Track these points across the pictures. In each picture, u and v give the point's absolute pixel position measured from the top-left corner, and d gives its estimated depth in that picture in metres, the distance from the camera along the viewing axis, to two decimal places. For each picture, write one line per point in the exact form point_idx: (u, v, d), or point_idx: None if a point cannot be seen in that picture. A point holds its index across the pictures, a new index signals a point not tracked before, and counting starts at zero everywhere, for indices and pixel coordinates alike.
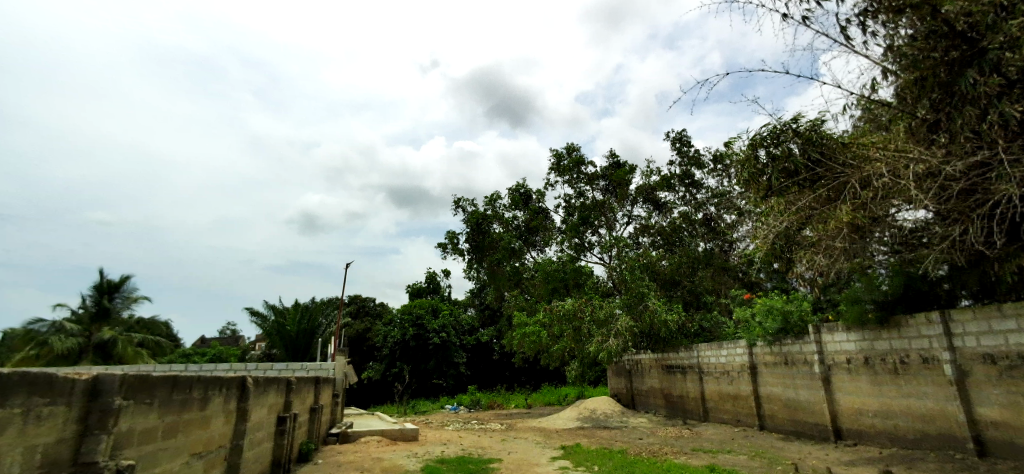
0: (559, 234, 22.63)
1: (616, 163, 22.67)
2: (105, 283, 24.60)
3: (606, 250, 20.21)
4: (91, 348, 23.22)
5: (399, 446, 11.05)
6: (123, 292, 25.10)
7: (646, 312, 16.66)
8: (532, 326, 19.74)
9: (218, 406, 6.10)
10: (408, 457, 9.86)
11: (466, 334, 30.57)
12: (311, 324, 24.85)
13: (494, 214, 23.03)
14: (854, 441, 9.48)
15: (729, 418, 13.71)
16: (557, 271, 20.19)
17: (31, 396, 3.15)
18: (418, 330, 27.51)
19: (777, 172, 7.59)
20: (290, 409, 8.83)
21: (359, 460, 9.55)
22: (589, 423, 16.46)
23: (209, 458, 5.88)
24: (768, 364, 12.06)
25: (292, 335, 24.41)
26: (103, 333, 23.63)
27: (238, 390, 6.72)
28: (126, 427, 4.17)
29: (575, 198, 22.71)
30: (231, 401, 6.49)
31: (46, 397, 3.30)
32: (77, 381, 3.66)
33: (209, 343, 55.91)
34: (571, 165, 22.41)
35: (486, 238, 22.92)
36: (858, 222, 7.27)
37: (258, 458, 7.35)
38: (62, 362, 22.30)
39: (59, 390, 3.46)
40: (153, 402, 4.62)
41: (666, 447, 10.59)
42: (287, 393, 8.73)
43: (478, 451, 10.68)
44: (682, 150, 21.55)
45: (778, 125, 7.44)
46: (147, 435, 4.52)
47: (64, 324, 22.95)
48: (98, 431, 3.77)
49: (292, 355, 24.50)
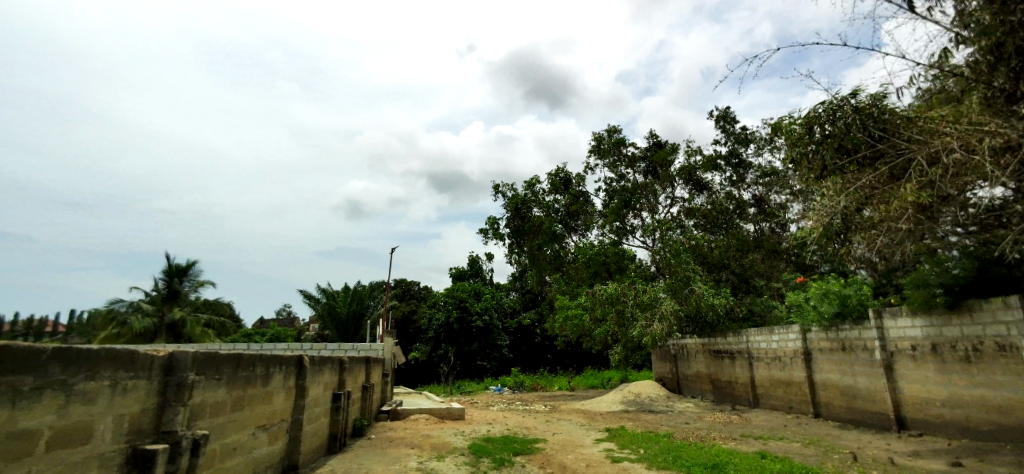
0: (600, 219, 22.37)
1: (657, 143, 22.05)
2: (173, 267, 26.32)
3: (648, 233, 19.77)
4: (163, 327, 25.01)
5: (447, 425, 11.39)
6: (190, 276, 26.82)
7: (691, 297, 16.48)
8: (574, 309, 19.71)
9: (279, 382, 6.47)
10: (455, 435, 10.15)
11: (508, 317, 30.94)
12: (359, 306, 25.82)
13: (535, 198, 22.81)
14: (919, 431, 8.99)
15: (781, 404, 13.28)
16: (598, 255, 19.98)
17: (116, 371, 3.45)
18: (461, 312, 27.96)
19: (831, 150, 7.15)
20: (344, 387, 9.22)
21: (409, 436, 9.91)
22: (633, 406, 16.37)
23: (273, 431, 6.28)
24: (824, 350, 11.57)
25: (342, 317, 25.39)
26: (174, 313, 25.33)
27: (296, 370, 7.10)
28: (199, 400, 4.50)
29: (616, 182, 22.25)
30: (290, 378, 6.87)
31: (129, 371, 3.60)
32: (156, 357, 3.96)
33: (267, 323, 59.01)
34: (611, 147, 21.97)
35: (527, 223, 22.67)
36: (925, 202, 6.78)
37: (316, 433, 7.80)
38: (140, 339, 24.23)
39: (141, 366, 3.75)
40: (221, 378, 4.95)
41: (714, 432, 10.39)
42: (341, 371, 9.13)
43: (523, 431, 10.85)
44: (728, 128, 20.67)
45: (835, 100, 6.96)
46: (218, 407, 4.87)
47: (140, 304, 24.84)
48: (176, 403, 4.08)
49: (342, 336, 25.53)
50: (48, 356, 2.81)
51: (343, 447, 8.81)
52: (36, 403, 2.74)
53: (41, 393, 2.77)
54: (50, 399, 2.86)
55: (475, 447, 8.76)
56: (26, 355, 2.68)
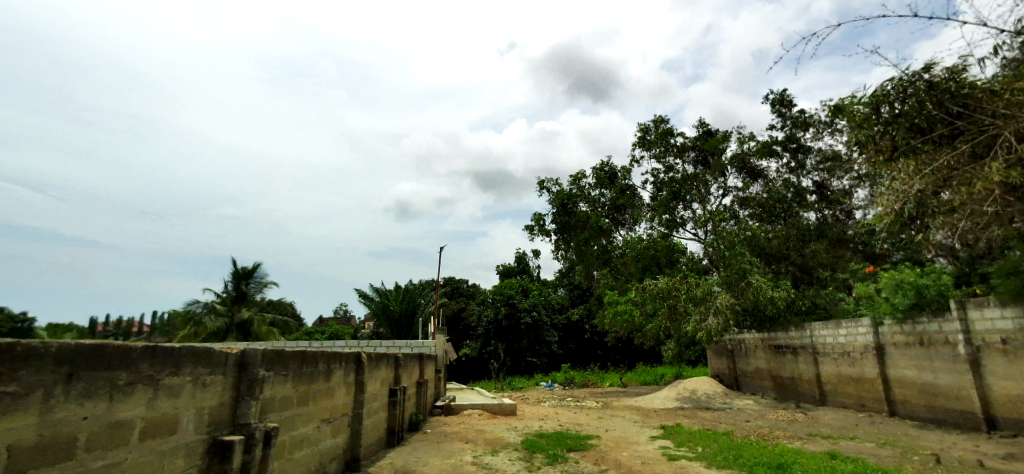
0: (648, 211, 21.86)
1: (707, 131, 21.26)
2: (241, 270, 28.01)
3: (699, 225, 19.12)
4: (234, 327, 26.70)
5: (499, 420, 11.51)
6: (255, 278, 28.45)
7: (749, 289, 15.81)
8: (624, 305, 19.37)
9: (340, 378, 6.75)
10: (508, 430, 10.25)
11: (557, 313, 30.87)
12: (411, 304, 26.52)
13: (580, 193, 22.50)
14: (1013, 433, 8.21)
15: (851, 402, 12.52)
16: (647, 249, 19.49)
17: (196, 366, 3.72)
18: (509, 309, 28.07)
19: (902, 130, 6.68)
20: (399, 382, 9.50)
21: (463, 431, 10.10)
22: (689, 403, 15.92)
23: (336, 424, 6.56)
24: (899, 344, 10.79)
25: (395, 315, 26.14)
26: (242, 313, 26.99)
27: (355, 366, 7.38)
28: (269, 394, 4.78)
29: (664, 173, 21.63)
30: (349, 374, 7.15)
31: (207, 366, 3.86)
32: (230, 354, 4.22)
33: (326, 322, 61.75)
34: (658, 138, 21.39)
35: (573, 218, 22.38)
36: (1014, 182, 6.17)
37: (375, 426, 8.09)
38: (213, 338, 26.02)
39: (218, 362, 4.02)
40: (288, 373, 5.22)
41: (778, 431, 9.94)
42: (396, 367, 9.40)
43: (576, 428, 10.80)
44: (784, 112, 19.63)
45: (905, 76, 6.42)
46: (286, 401, 5.15)
47: (213, 305, 26.64)
48: (249, 397, 4.33)
49: (396, 333, 26.31)
50: (138, 354, 3.05)
51: (400, 440, 9.10)
52: (129, 396, 2.99)
53: (133, 387, 3.02)
54: (142, 393, 3.11)
55: (528, 443, 8.80)
56: (119, 353, 2.92)
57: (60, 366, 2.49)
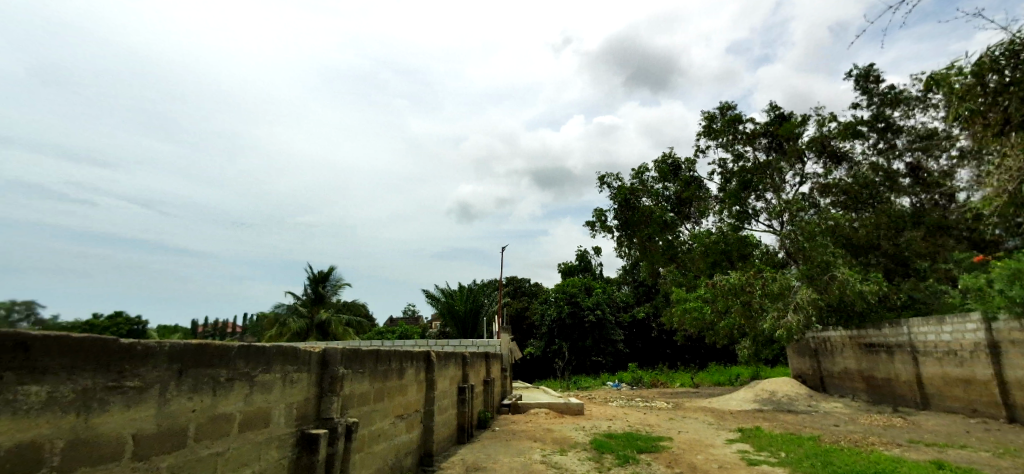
0: (715, 204, 20.89)
1: (780, 115, 19.97)
2: (317, 273, 29.77)
3: (774, 216, 17.98)
4: (314, 327, 28.46)
5: (566, 419, 11.45)
6: (331, 280, 30.13)
7: (833, 283, 14.67)
8: (693, 302, 18.62)
9: (412, 376, 7.00)
10: (576, 430, 10.17)
11: (622, 311, 30.27)
12: (475, 304, 27.02)
13: (642, 187, 21.74)
14: None
15: (960, 407, 11.27)
16: (717, 243, 18.55)
17: (284, 364, 3.99)
18: (573, 307, 27.82)
19: (1015, 100, 5.92)
20: (467, 380, 9.69)
21: (531, 429, 10.15)
22: (769, 405, 15.03)
23: (409, 420, 6.81)
24: (1017, 342, 9.58)
25: (461, 314, 26.74)
26: (321, 314, 28.70)
27: (425, 364, 7.63)
28: (349, 391, 5.04)
29: (733, 162, 20.52)
30: (420, 372, 7.39)
31: (294, 364, 4.13)
32: (313, 353, 4.50)
33: (396, 322, 64.47)
34: (725, 126, 20.34)
35: (636, 213, 21.40)
36: None
37: (446, 423, 8.32)
38: (296, 337, 27.90)
39: (302, 360, 4.29)
40: (365, 371, 5.48)
41: (873, 437, 9.14)
42: (464, 366, 9.61)
43: (646, 429, 10.51)
44: (871, 89, 17.98)
45: (1018, 40, 5.60)
46: (364, 397, 5.42)
47: (295, 307, 28.55)
48: (330, 393, 4.60)
49: (462, 332, 26.91)
50: (235, 353, 3.32)
51: (470, 437, 9.31)
52: (229, 391, 3.27)
53: (232, 383, 3.29)
54: (239, 388, 3.39)
55: (598, 443, 8.68)
56: (219, 351, 3.19)
57: (171, 363, 2.75)
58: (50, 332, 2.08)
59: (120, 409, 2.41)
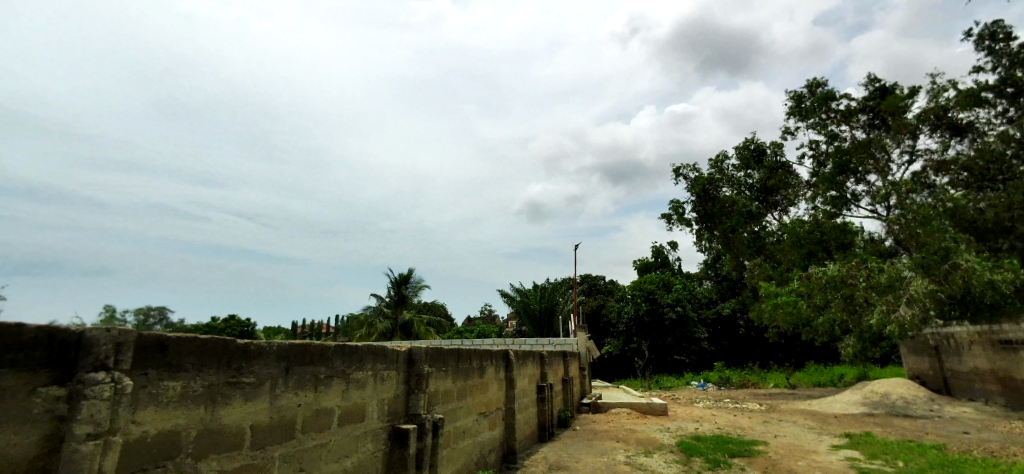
0: (807, 190, 19.27)
1: (882, 89, 18.01)
2: (399, 276, 31.19)
3: (878, 200, 16.23)
4: (398, 327, 29.95)
5: (650, 420, 11.10)
6: (412, 283, 31.45)
7: (956, 272, 12.91)
8: (786, 297, 17.32)
9: (492, 374, 7.13)
10: (661, 431, 9.82)
11: (705, 308, 28.86)
12: (550, 303, 27.00)
13: (722, 176, 20.55)
14: None
15: None
16: (812, 232, 17.05)
17: (375, 363, 4.22)
18: (651, 304, 26.91)
19: None
20: (546, 379, 9.69)
21: (613, 430, 9.95)
22: (880, 409, 13.60)
23: (492, 417, 6.95)
24: None
25: (536, 313, 26.83)
26: (404, 315, 30.12)
27: (504, 363, 7.73)
28: (434, 388, 5.24)
29: (828, 144, 18.80)
30: (500, 371, 7.51)
31: (383, 362, 4.36)
32: (400, 352, 4.71)
33: (474, 321, 66.12)
34: (816, 105, 18.68)
35: (717, 204, 20.28)
36: None
37: (528, 421, 8.40)
38: (383, 338, 29.53)
39: (391, 359, 4.51)
40: (447, 369, 5.64)
41: (1015, 447, 7.95)
42: (542, 365, 9.63)
43: (737, 432, 9.90)
44: (998, 49, 15.65)
45: None
46: (448, 395, 5.60)
47: (380, 309, 30.21)
48: (417, 390, 4.80)
49: (538, 331, 27.00)
50: (332, 352, 3.56)
51: (552, 436, 9.31)
52: (329, 387, 3.51)
53: (331, 380, 3.53)
54: (337, 385, 3.63)
55: (685, 446, 8.31)
56: (319, 350, 3.44)
57: (280, 361, 3.01)
58: (182, 334, 2.34)
59: (240, 402, 2.67)
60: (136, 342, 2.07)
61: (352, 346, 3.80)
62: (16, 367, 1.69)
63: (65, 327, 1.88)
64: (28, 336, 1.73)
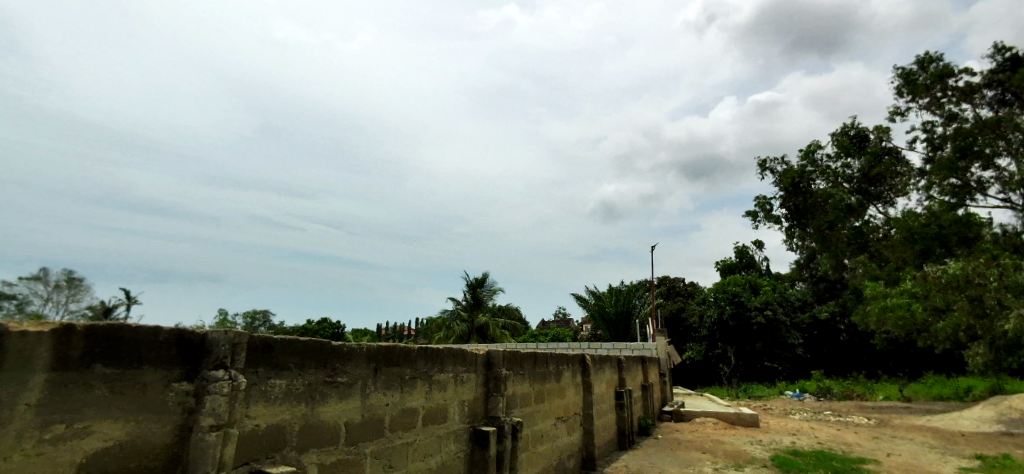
0: (920, 178, 17.17)
1: (1014, 59, 15.64)
2: (474, 280, 31.88)
3: (1011, 187, 14.06)
4: (475, 330, 30.66)
5: (740, 431, 10.42)
6: (487, 286, 32.02)
7: None
8: (897, 299, 15.53)
9: (569, 379, 7.04)
10: (752, 443, 9.18)
11: (799, 311, 26.68)
12: (626, 306, 26.29)
13: (816, 167, 18.89)
14: None
15: None
16: (928, 226, 15.11)
17: (456, 365, 4.34)
18: (737, 308, 25.27)
19: None
20: (624, 385, 9.43)
21: (699, 440, 9.46)
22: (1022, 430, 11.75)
23: (570, 422, 6.87)
24: None
25: (612, 316, 26.23)
26: (480, 318, 30.78)
27: (581, 367, 7.63)
28: (512, 391, 5.28)
29: (945, 125, 16.63)
30: (577, 375, 7.41)
31: (463, 365, 4.46)
32: (479, 355, 4.80)
33: (548, 325, 66.14)
34: (929, 82, 16.63)
35: (810, 198, 18.69)
36: None
37: (606, 427, 8.21)
38: (461, 340, 30.36)
39: (470, 362, 4.60)
40: (524, 373, 5.66)
41: None
42: (620, 370, 9.38)
43: (842, 448, 9.01)
44: None
45: None
46: (526, 399, 5.62)
47: (458, 312, 31.08)
48: (496, 393, 4.86)
49: (615, 336, 26.38)
50: (415, 354, 3.71)
51: (632, 444, 9.03)
52: (413, 389, 3.66)
53: (415, 381, 3.68)
54: (420, 387, 3.76)
55: (780, 461, 7.71)
56: (404, 353, 3.59)
57: (369, 363, 3.18)
58: (285, 336, 2.55)
59: (335, 400, 2.86)
60: (248, 344, 2.27)
61: (435, 348, 3.93)
62: (153, 362, 1.92)
63: (191, 328, 2.11)
64: (163, 336, 1.97)
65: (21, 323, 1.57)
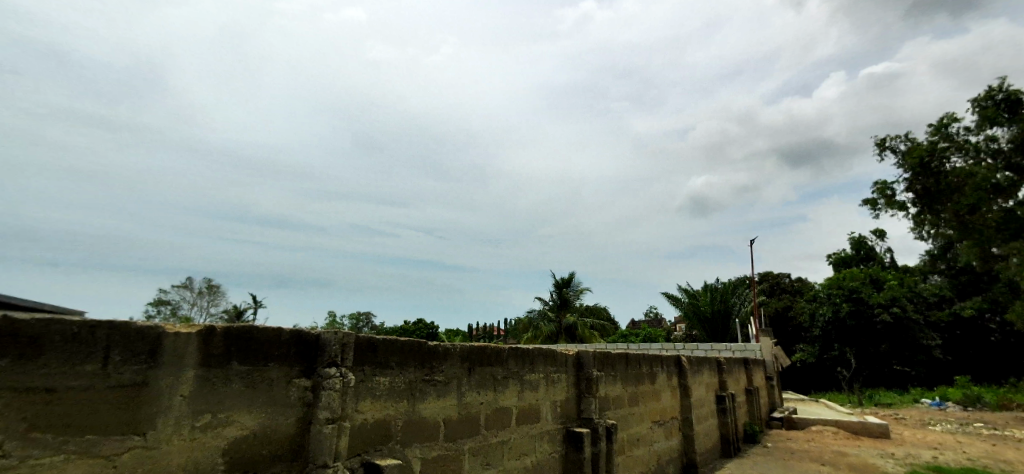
0: None
1: None
2: (561, 280, 31.77)
3: None
4: (563, 331, 30.59)
5: (866, 443, 9.32)
6: (573, 286, 31.77)
7: None
8: None
9: (664, 381, 6.75)
10: (883, 457, 8.17)
11: (934, 309, 23.33)
12: (724, 304, 24.69)
13: (950, 142, 16.35)
14: None
15: None
16: None
17: (546, 365, 4.34)
18: (856, 305, 22.68)
19: None
20: (726, 389, 8.85)
21: (816, 450, 8.61)
22: None
23: (667, 426, 6.59)
24: None
25: (708, 316, 24.77)
26: (568, 318, 30.63)
27: (677, 369, 7.28)
28: (605, 392, 5.18)
29: None
30: (673, 377, 7.09)
31: (554, 366, 4.46)
32: (569, 355, 4.77)
33: (639, 325, 64.14)
34: None
35: (943, 179, 16.22)
36: None
37: (708, 433, 7.76)
38: (549, 340, 30.45)
39: (560, 362, 4.58)
40: (617, 373, 5.53)
41: None
42: (720, 372, 8.82)
43: (999, 467, 7.72)
44: None
45: None
46: (619, 401, 5.47)
47: (545, 312, 31.20)
48: (588, 394, 4.80)
49: (712, 336, 24.89)
50: (506, 354, 3.77)
51: (738, 452, 8.45)
52: (506, 388, 3.72)
53: (508, 381, 3.75)
54: (513, 386, 3.82)
55: None
56: (495, 353, 3.66)
57: (464, 362, 3.29)
58: (388, 337, 2.71)
59: (434, 397, 2.99)
60: (355, 344, 2.45)
61: (525, 348, 3.97)
62: (278, 361, 2.13)
63: (307, 329, 2.31)
64: (285, 336, 2.18)
65: (176, 325, 1.82)
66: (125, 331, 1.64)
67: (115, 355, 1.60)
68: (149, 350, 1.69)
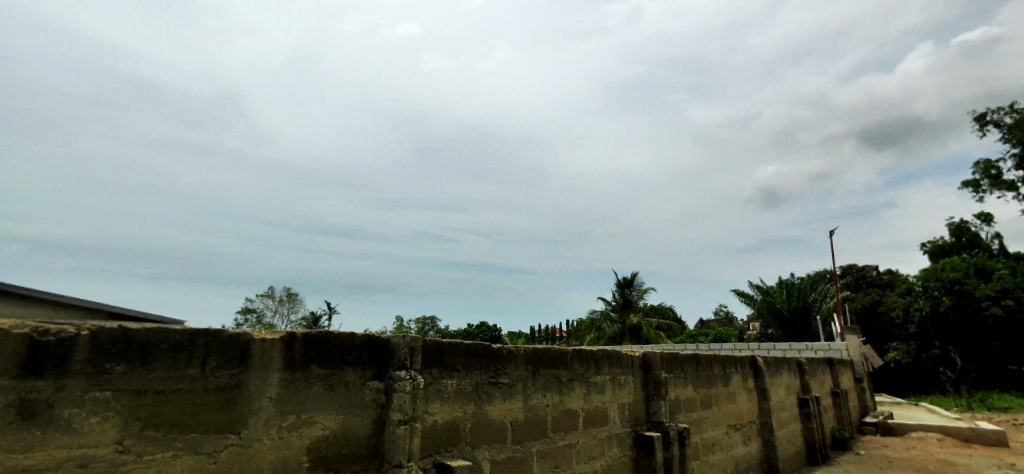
0: None
1: None
2: (623, 280, 31.10)
3: None
4: (627, 331, 29.92)
5: (979, 452, 8.35)
6: (636, 286, 31.00)
7: None
8: None
9: (739, 384, 6.41)
10: (1001, 468, 7.27)
11: None
12: (802, 301, 23.09)
13: None
14: None
15: None
16: None
17: (612, 366, 4.26)
18: (958, 299, 20.40)
19: None
20: (809, 391, 8.26)
21: (919, 459, 7.82)
22: None
23: (745, 431, 6.26)
24: None
25: (785, 314, 23.27)
26: (632, 319, 29.92)
27: (753, 370, 6.89)
28: (675, 395, 5.00)
29: None
30: (749, 379, 6.72)
31: (620, 368, 4.37)
32: (635, 357, 4.64)
33: (709, 324, 61.24)
34: None
35: None
36: None
37: (790, 439, 7.28)
38: (613, 341, 29.89)
39: (626, 364, 4.48)
40: (687, 375, 5.32)
41: None
42: (802, 374, 8.24)
43: None
44: None
45: None
46: (690, 404, 5.26)
47: (608, 313, 30.68)
48: (657, 396, 4.65)
49: (790, 335, 23.35)
50: (570, 356, 3.73)
51: (826, 460, 7.86)
52: (572, 390, 3.69)
53: (574, 383, 3.72)
54: (579, 388, 3.78)
55: None
56: (559, 355, 3.64)
57: (528, 364, 3.30)
58: (453, 341, 2.77)
59: (500, 400, 3.01)
60: (423, 347, 2.53)
61: (589, 349, 3.91)
62: (352, 364, 2.23)
63: (378, 333, 2.40)
64: (358, 341, 2.28)
65: (262, 332, 1.97)
66: (218, 338, 1.79)
67: (212, 359, 1.75)
68: (239, 355, 1.84)
